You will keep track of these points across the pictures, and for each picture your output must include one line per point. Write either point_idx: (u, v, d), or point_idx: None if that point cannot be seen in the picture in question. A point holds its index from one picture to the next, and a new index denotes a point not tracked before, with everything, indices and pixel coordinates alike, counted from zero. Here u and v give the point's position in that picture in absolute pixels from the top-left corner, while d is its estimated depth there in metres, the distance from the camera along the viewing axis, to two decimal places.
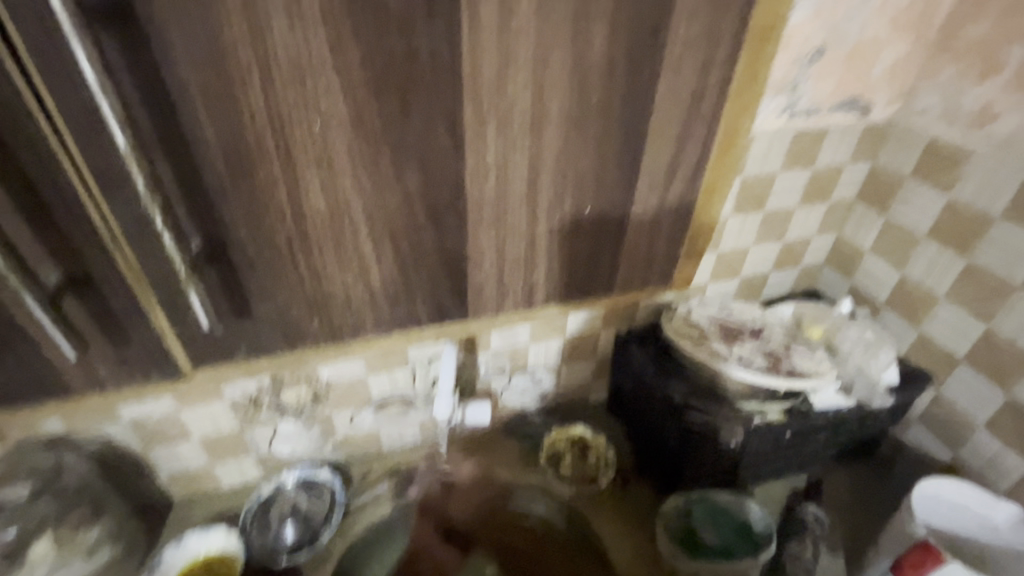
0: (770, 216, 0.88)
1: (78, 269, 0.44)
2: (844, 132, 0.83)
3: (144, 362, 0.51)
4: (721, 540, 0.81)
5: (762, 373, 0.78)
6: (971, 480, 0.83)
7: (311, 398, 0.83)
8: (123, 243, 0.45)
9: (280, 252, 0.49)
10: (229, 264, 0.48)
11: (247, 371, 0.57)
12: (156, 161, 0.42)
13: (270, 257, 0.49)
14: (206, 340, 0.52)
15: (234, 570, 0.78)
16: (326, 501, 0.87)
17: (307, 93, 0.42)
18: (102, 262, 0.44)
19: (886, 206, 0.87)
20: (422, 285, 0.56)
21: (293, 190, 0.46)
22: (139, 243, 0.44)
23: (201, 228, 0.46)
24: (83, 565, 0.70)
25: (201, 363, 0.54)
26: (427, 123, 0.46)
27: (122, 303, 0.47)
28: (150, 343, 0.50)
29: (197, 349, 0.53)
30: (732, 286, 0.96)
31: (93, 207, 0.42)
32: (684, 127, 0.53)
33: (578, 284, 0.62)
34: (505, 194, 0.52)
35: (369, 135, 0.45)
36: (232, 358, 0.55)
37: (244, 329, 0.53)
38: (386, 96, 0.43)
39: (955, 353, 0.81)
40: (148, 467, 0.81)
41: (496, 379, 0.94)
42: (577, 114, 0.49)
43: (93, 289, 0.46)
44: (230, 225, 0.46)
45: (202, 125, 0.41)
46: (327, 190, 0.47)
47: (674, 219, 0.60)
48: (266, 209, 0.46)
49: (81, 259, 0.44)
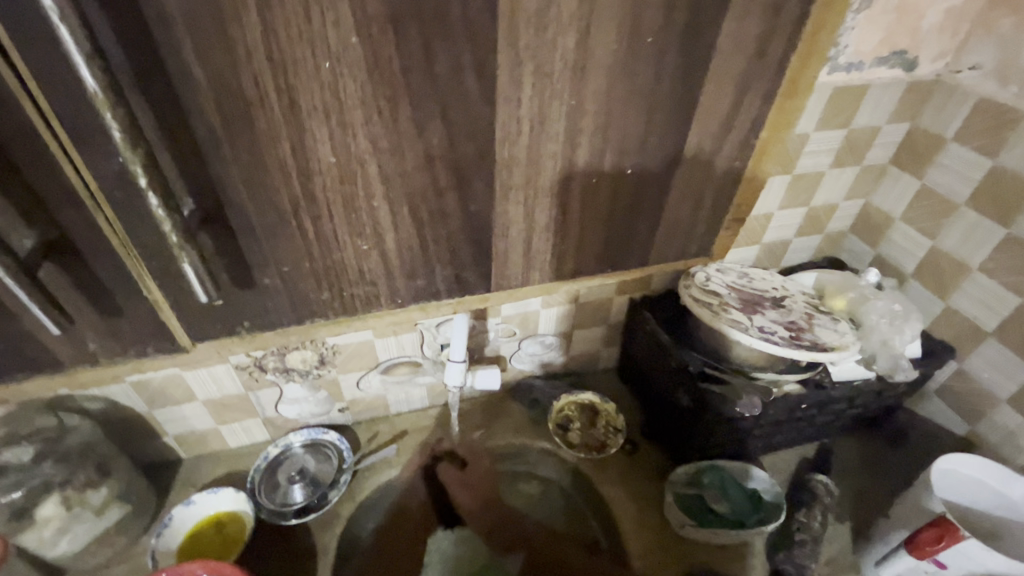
0: (798, 179, 0.84)
1: (54, 231, 0.41)
2: (887, 89, 0.77)
3: (143, 330, 0.49)
4: (730, 508, 0.80)
5: (785, 345, 0.73)
6: (986, 453, 0.82)
7: (317, 361, 0.81)
8: (103, 202, 0.41)
9: (284, 215, 0.45)
10: (227, 226, 0.44)
11: (252, 344, 0.54)
12: (139, 109, 0.36)
13: (272, 220, 0.45)
14: (208, 308, 0.49)
15: (243, 530, 0.78)
16: (334, 463, 0.87)
17: (312, 31, 0.36)
18: (81, 223, 0.41)
19: (923, 170, 0.82)
20: (438, 254, 0.52)
21: (297, 146, 0.41)
22: (128, 203, 0.41)
23: (194, 188, 0.41)
24: (92, 524, 0.71)
25: (202, 335, 0.51)
26: (448, 70, 0.40)
27: (108, 268, 0.44)
28: (144, 311, 0.48)
29: (197, 319, 0.50)
30: (752, 253, 0.92)
31: (66, 161, 0.38)
32: (729, 81, 0.47)
33: (602, 253, 0.59)
34: (530, 154, 0.47)
35: (383, 82, 0.40)
36: (236, 329, 0.52)
37: (247, 300, 0.50)
38: (402, 38, 0.38)
39: (985, 327, 0.79)
40: (154, 428, 0.80)
41: (506, 344, 0.92)
42: (615, 63, 0.43)
43: (74, 252, 0.43)
44: (227, 184, 0.42)
45: (191, 66, 0.36)
46: (336, 146, 0.42)
47: (709, 183, 0.56)
48: (267, 165, 0.42)
49: (54, 220, 0.40)
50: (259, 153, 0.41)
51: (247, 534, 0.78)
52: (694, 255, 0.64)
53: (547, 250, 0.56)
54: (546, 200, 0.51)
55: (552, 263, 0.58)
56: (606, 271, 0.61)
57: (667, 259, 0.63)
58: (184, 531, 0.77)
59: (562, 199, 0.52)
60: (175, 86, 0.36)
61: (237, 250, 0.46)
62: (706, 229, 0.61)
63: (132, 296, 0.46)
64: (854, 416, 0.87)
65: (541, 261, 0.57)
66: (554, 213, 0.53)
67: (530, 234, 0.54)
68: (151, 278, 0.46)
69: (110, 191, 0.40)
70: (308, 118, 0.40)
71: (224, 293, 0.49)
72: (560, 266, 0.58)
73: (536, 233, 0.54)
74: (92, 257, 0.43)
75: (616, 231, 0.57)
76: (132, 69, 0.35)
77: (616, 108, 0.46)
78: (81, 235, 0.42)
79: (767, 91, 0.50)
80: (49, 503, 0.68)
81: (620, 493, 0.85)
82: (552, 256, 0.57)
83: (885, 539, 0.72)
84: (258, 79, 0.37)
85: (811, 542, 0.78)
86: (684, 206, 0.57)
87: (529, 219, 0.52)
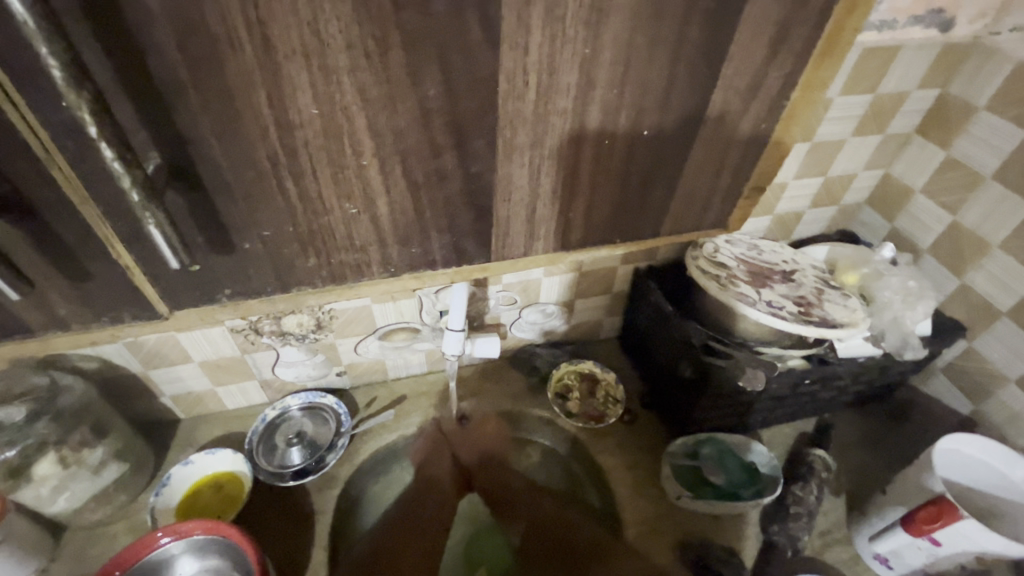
0: (818, 147, 0.79)
1: (5, 187, 0.38)
2: (918, 51, 0.72)
3: (119, 294, 0.47)
4: (727, 479, 0.81)
5: (793, 320, 0.71)
6: (988, 433, 0.81)
7: (314, 326, 0.80)
8: (57, 156, 0.37)
9: (264, 172, 0.42)
10: (194, 184, 0.41)
11: (239, 310, 0.52)
12: (84, 48, 0.33)
13: (253, 177, 0.42)
14: (193, 272, 0.47)
15: (241, 489, 0.78)
16: (332, 427, 0.87)
17: None
18: (36, 179, 0.38)
19: (949, 140, 0.78)
20: (435, 219, 0.49)
21: (277, 96, 0.38)
22: (97, 157, 0.38)
23: (156, 141, 0.38)
24: (91, 480, 0.72)
25: (185, 300, 0.49)
26: (443, 15, 0.37)
27: (70, 228, 0.42)
28: (115, 275, 0.45)
29: (178, 282, 0.48)
30: (763, 224, 0.89)
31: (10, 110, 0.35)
32: (752, 36, 0.44)
33: (609, 223, 0.56)
34: (536, 113, 0.44)
35: (371, 27, 0.36)
36: (220, 295, 0.50)
37: (231, 264, 0.48)
38: None
39: (999, 306, 0.77)
40: (150, 387, 0.80)
41: (507, 312, 0.91)
42: (629, 12, 0.39)
43: (27, 210, 0.40)
44: (197, 136, 0.39)
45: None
46: (321, 98, 0.39)
47: (725, 150, 0.53)
48: (239, 116, 0.39)
49: (5, 174, 0.37)
50: (242, 106, 0.38)
51: (244, 494, 0.78)
52: (705, 226, 0.61)
53: (552, 218, 0.53)
54: (552, 165, 0.48)
55: (556, 232, 0.55)
56: (613, 242, 0.59)
57: (677, 230, 0.60)
58: (183, 490, 0.78)
59: (569, 164, 0.49)
60: (144, 26, 0.33)
61: (221, 210, 0.43)
62: (720, 199, 0.58)
63: (112, 257, 0.44)
64: (856, 393, 0.86)
65: (545, 230, 0.54)
66: (560, 179, 0.50)
67: (534, 201, 0.51)
68: (132, 238, 0.43)
69: (80, 143, 0.37)
70: (295, 67, 0.37)
71: (211, 256, 0.46)
72: (565, 236, 0.56)
73: (540, 200, 0.51)
74: (66, 215, 0.41)
75: (626, 199, 0.54)
76: (92, 4, 0.31)
77: (631, 65, 0.43)
78: (52, 192, 0.39)
79: (794, 49, 0.46)
80: (46, 461, 0.67)
81: (618, 463, 0.85)
82: (557, 225, 0.54)
83: (880, 515, 0.73)
84: (237, 21, 0.34)
85: (806, 515, 0.77)
86: (698, 174, 0.54)
87: (533, 184, 0.50)
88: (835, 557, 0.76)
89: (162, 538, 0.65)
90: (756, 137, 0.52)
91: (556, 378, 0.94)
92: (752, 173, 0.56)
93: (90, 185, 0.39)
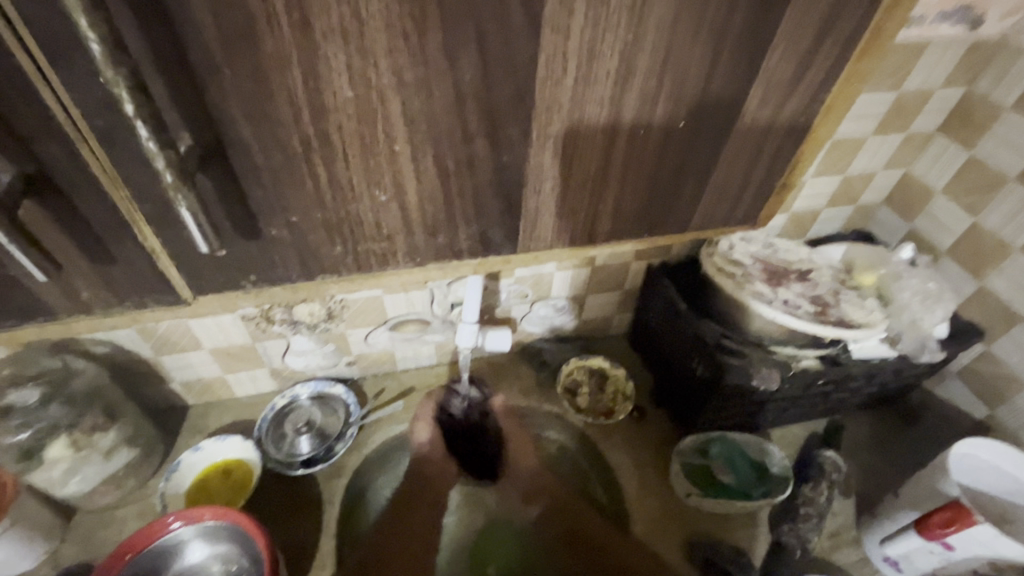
0: (838, 144, 0.78)
1: (33, 165, 0.38)
2: (946, 49, 0.70)
3: (141, 278, 0.46)
4: (737, 479, 0.81)
5: (810, 319, 0.70)
6: (1003, 438, 0.81)
7: (325, 315, 0.80)
8: (87, 134, 0.37)
9: (293, 157, 0.41)
10: (226, 167, 0.41)
11: (258, 297, 0.52)
12: (122, 24, 0.32)
13: (281, 162, 0.42)
14: (211, 258, 0.47)
15: (250, 478, 0.78)
16: (341, 417, 0.86)
17: None
18: (66, 158, 0.38)
19: (973, 141, 0.77)
20: (459, 210, 0.49)
21: (309, 80, 0.37)
22: (120, 136, 0.37)
23: (191, 122, 0.38)
24: (102, 465, 0.71)
25: (206, 287, 0.49)
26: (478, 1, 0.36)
27: (97, 210, 0.41)
28: (138, 258, 0.45)
29: (198, 269, 0.47)
30: (780, 222, 0.88)
31: (45, 87, 0.35)
32: (788, 29, 0.43)
33: (629, 217, 0.55)
34: (562, 103, 0.43)
35: (404, 11, 0.35)
36: (240, 282, 0.49)
37: (253, 251, 0.47)
38: None
39: (1020, 311, 0.75)
40: (162, 373, 0.80)
41: (518, 306, 0.90)
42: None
43: (56, 190, 0.40)
44: (230, 118, 0.38)
45: None
46: (352, 84, 0.38)
47: (751, 145, 0.52)
48: (273, 100, 0.38)
49: (35, 153, 0.37)
50: (275, 88, 0.37)
51: (253, 482, 0.78)
52: (726, 223, 0.60)
53: (573, 212, 0.53)
54: (576, 157, 0.48)
55: (576, 226, 0.54)
56: (632, 237, 0.58)
57: (697, 226, 0.59)
58: (192, 476, 0.78)
59: (592, 156, 0.48)
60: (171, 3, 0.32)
61: (242, 195, 0.43)
62: (743, 196, 0.57)
63: (132, 240, 0.44)
64: (871, 394, 0.85)
65: (565, 224, 0.54)
66: (583, 171, 0.49)
67: (556, 193, 0.50)
68: (155, 222, 0.43)
69: (104, 124, 0.37)
70: (321, 50, 0.36)
71: (229, 242, 0.46)
72: (584, 230, 0.55)
73: (562, 192, 0.50)
74: (88, 196, 0.40)
75: (648, 194, 0.53)
76: None
77: (660, 55, 0.42)
78: (75, 172, 0.39)
79: (826, 42, 0.45)
80: (56, 444, 0.67)
81: (628, 460, 0.85)
82: (577, 219, 0.54)
83: (892, 518, 0.72)
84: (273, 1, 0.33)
85: (816, 516, 0.77)
86: (722, 170, 0.53)
87: (556, 176, 0.49)
88: (845, 559, 0.76)
89: (172, 523, 0.65)
90: (783, 133, 0.51)
91: (566, 373, 0.93)
92: (776, 170, 0.55)
93: (119, 165, 0.39)
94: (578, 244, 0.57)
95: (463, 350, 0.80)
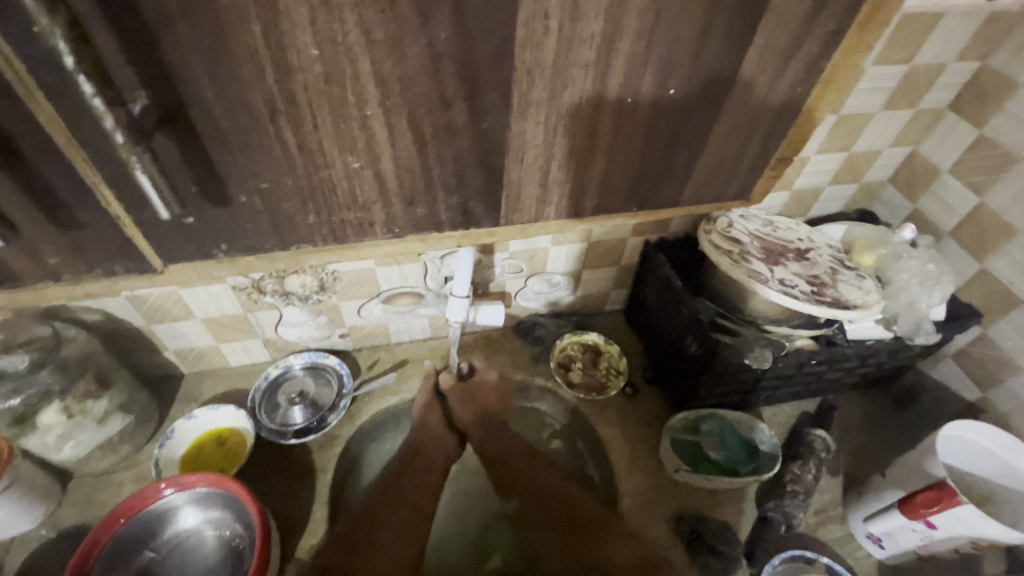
0: (845, 120, 0.76)
1: None
2: (962, 19, 0.67)
3: (111, 244, 0.46)
4: (725, 456, 0.81)
5: (805, 299, 0.69)
6: (994, 420, 0.81)
7: (317, 287, 0.79)
8: (40, 96, 0.36)
9: (260, 120, 0.40)
10: (190, 130, 0.40)
11: (234, 268, 0.52)
12: None
13: (248, 127, 0.40)
14: (182, 225, 0.46)
15: (244, 445, 0.80)
16: (334, 388, 0.87)
17: None
18: (21, 120, 0.37)
19: (985, 117, 0.74)
20: (441, 181, 0.48)
21: (274, 38, 0.36)
22: (67, 94, 0.36)
23: (146, 82, 0.36)
24: (94, 430, 0.72)
25: (180, 254, 0.49)
26: None
27: (59, 175, 0.40)
28: (108, 226, 0.45)
29: (168, 235, 0.47)
30: (781, 199, 0.87)
31: None
32: None
33: (622, 191, 0.54)
34: (550, 67, 0.41)
35: None
36: (215, 250, 0.49)
37: (225, 220, 0.47)
38: None
39: (1019, 293, 0.75)
40: (153, 342, 0.80)
41: (512, 281, 0.89)
42: None
43: (14, 152, 0.39)
44: (190, 78, 0.37)
45: None
46: (322, 43, 0.37)
47: (748, 117, 0.50)
48: (233, 56, 0.36)
49: None
50: (235, 44, 0.36)
51: (247, 450, 0.79)
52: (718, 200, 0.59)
53: (562, 184, 0.51)
54: (559, 127, 0.46)
55: (563, 199, 0.53)
56: (625, 210, 0.57)
57: (690, 202, 0.58)
58: (185, 444, 0.79)
59: (582, 124, 0.46)
60: None
61: (213, 159, 0.42)
62: (738, 171, 0.56)
63: (95, 206, 0.43)
64: (863, 374, 0.85)
65: (553, 197, 0.53)
66: (572, 141, 0.48)
67: (543, 165, 0.49)
68: (119, 187, 0.42)
69: (60, 82, 0.35)
70: (289, 4, 0.34)
71: (199, 209, 0.45)
72: (573, 204, 0.54)
73: (550, 163, 0.49)
74: (45, 159, 0.39)
75: (639, 167, 0.52)
76: None
77: (653, 17, 0.40)
78: (35, 134, 0.38)
79: (830, 5, 0.42)
80: (53, 408, 0.68)
81: (618, 434, 0.86)
82: (564, 192, 0.52)
83: (878, 497, 0.73)
84: None
85: (803, 493, 0.77)
86: (718, 142, 0.52)
87: (542, 145, 0.47)
88: (828, 535, 0.77)
89: (165, 489, 0.66)
90: (783, 103, 0.50)
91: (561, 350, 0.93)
92: (774, 143, 0.54)
93: (75, 127, 0.38)
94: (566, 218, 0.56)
95: (454, 324, 0.79)
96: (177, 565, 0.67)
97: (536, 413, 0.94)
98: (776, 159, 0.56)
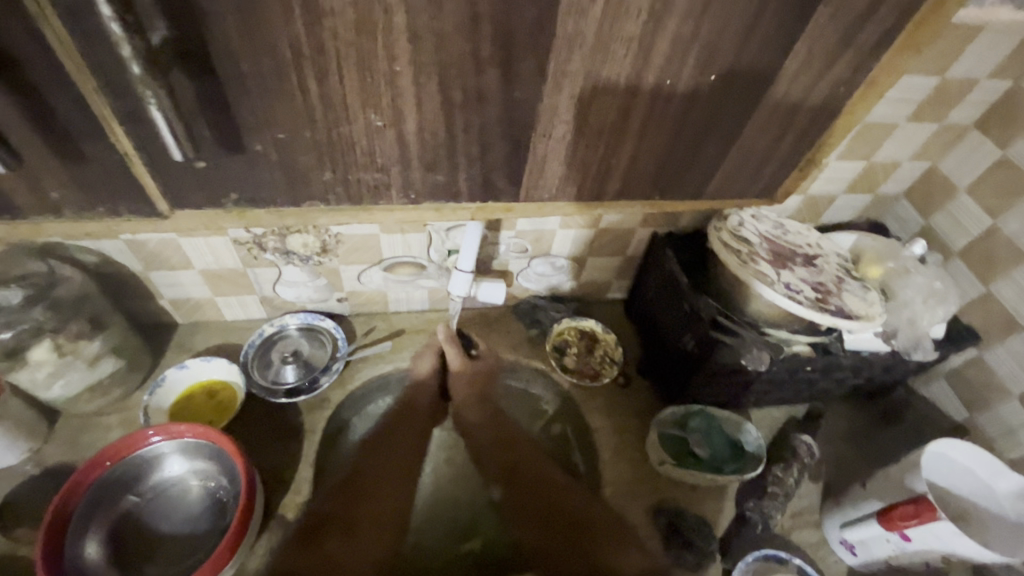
0: (869, 128, 0.75)
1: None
2: (1002, 35, 0.66)
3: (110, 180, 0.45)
4: (710, 453, 0.82)
5: (809, 306, 0.69)
6: (978, 442, 0.82)
7: (319, 248, 0.78)
8: (57, 16, 0.35)
9: (284, 66, 0.39)
10: (211, 69, 0.38)
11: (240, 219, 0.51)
12: None
13: (270, 72, 0.39)
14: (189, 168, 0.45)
15: (234, 399, 0.80)
16: (328, 351, 0.87)
17: None
18: (36, 40, 0.35)
19: (1009, 139, 0.73)
20: (461, 150, 0.47)
21: None
22: (86, 17, 0.34)
23: (170, 13, 0.35)
24: (85, 372, 0.71)
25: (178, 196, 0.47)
26: None
27: (69, 102, 0.39)
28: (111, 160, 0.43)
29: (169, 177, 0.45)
30: (793, 204, 0.85)
31: None
32: None
33: (641, 178, 0.53)
34: (587, 40, 0.40)
35: None
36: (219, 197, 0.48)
37: (229, 165, 0.45)
38: None
39: (1021, 320, 0.75)
40: (149, 289, 0.79)
41: (515, 260, 0.89)
42: None
43: (26, 74, 0.37)
44: (217, 14, 0.35)
45: None
46: None
47: (778, 118, 0.49)
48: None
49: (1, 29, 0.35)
50: None
51: (237, 404, 0.80)
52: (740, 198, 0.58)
53: (584, 167, 0.50)
54: (588, 106, 0.45)
55: (583, 181, 0.52)
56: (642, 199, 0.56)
57: (711, 198, 0.57)
58: (176, 393, 0.79)
59: (611, 109, 0.45)
60: None
61: (229, 103, 0.40)
62: (762, 171, 0.55)
63: (105, 140, 0.42)
64: (854, 386, 0.85)
65: (574, 178, 0.52)
66: (599, 126, 0.47)
67: (568, 145, 0.48)
68: (132, 123, 0.41)
69: (79, 3, 0.34)
70: None
71: (211, 154, 0.44)
72: (591, 188, 0.53)
73: (573, 144, 0.48)
74: (56, 84, 0.38)
75: (664, 159, 0.51)
76: None
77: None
78: (49, 56, 0.36)
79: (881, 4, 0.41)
80: (44, 345, 0.67)
81: (606, 423, 0.87)
82: (586, 175, 0.51)
83: (856, 505, 0.74)
84: None
85: (782, 495, 0.79)
86: (748, 140, 0.50)
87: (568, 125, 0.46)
88: (803, 538, 0.78)
89: (152, 436, 0.66)
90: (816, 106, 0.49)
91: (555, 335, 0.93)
92: (804, 146, 0.53)
93: (91, 54, 0.36)
94: (584, 201, 0.55)
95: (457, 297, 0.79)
96: (160, 509, 0.68)
97: (525, 394, 0.94)
98: (803, 162, 0.55)
